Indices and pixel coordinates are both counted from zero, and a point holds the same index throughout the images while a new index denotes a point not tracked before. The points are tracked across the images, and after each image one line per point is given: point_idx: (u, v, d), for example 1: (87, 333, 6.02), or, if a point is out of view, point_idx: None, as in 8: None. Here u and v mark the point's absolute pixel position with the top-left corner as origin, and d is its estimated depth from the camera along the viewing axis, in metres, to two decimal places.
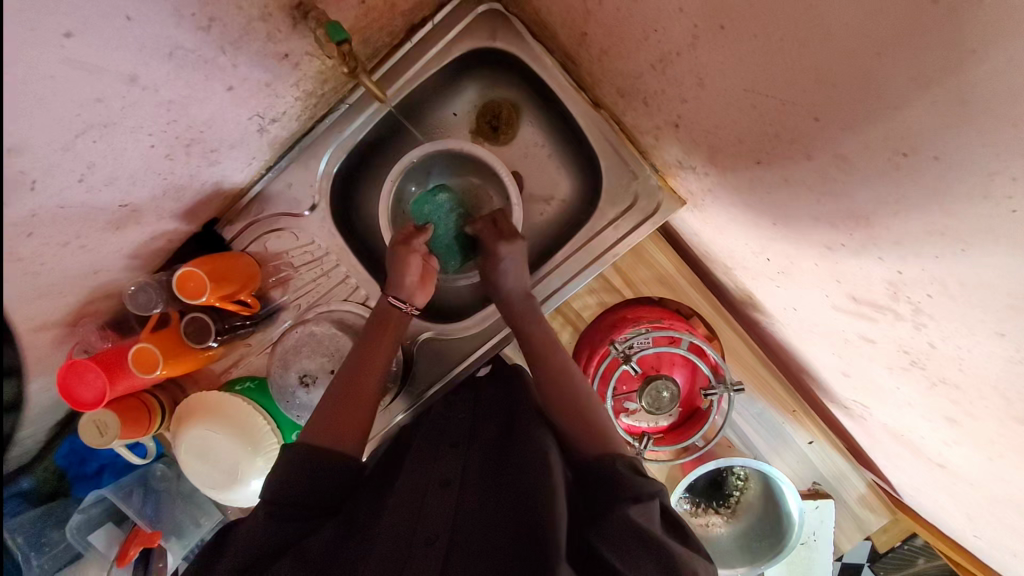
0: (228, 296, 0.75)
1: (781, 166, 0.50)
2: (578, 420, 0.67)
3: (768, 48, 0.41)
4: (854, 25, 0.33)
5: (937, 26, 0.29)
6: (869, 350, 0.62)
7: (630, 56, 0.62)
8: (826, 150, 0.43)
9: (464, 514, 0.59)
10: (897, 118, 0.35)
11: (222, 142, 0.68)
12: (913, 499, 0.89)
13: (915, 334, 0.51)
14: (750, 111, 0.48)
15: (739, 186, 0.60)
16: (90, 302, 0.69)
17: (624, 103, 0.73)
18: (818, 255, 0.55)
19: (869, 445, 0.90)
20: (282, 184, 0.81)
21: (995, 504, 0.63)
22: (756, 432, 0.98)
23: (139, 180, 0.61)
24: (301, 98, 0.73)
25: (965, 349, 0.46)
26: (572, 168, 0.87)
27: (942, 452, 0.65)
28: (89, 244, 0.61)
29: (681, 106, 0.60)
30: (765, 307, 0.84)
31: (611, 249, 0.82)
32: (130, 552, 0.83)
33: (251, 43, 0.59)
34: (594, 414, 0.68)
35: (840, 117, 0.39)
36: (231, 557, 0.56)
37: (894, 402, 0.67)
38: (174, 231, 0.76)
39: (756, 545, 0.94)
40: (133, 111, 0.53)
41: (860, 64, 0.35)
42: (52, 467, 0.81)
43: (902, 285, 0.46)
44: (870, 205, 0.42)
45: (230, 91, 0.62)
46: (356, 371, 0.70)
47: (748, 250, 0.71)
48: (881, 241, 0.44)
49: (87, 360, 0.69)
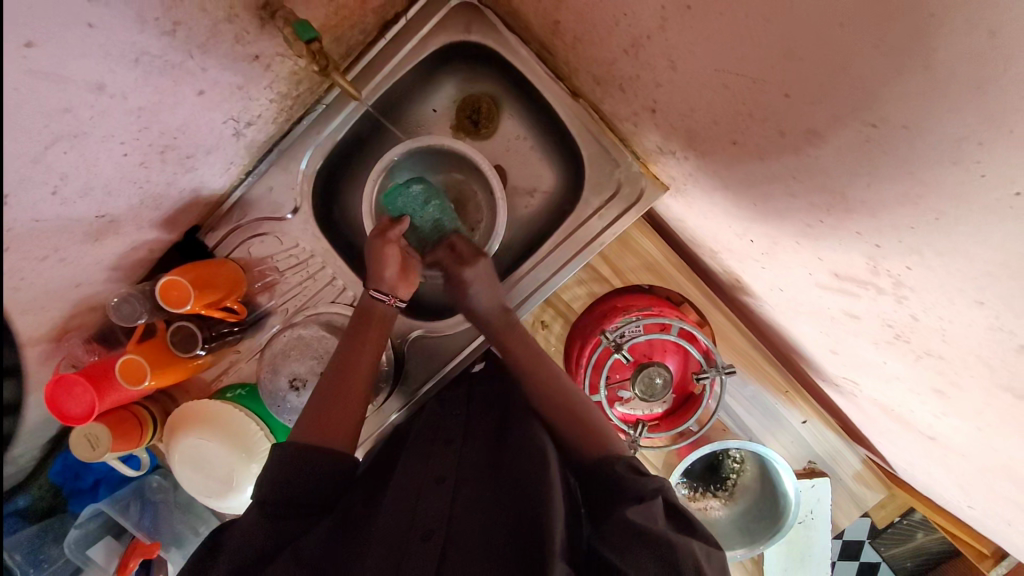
0: (213, 303, 0.74)
1: (756, 145, 0.50)
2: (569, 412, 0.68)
3: (735, 25, 0.41)
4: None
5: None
6: (854, 326, 0.63)
7: (603, 43, 0.62)
8: (796, 127, 0.43)
9: (459, 511, 0.59)
10: (863, 89, 0.35)
11: (198, 148, 0.67)
12: (907, 473, 0.90)
13: (897, 307, 0.51)
14: (721, 90, 0.48)
15: (717, 169, 0.60)
16: (74, 316, 0.69)
17: (601, 91, 0.73)
18: (798, 234, 0.55)
19: (861, 422, 0.91)
20: (263, 188, 0.81)
21: (987, 474, 0.63)
22: (750, 413, 0.99)
23: (114, 190, 0.60)
24: (276, 100, 0.72)
25: (947, 319, 0.46)
26: (554, 159, 0.87)
27: (932, 425, 0.65)
28: (68, 257, 0.61)
29: (656, 91, 0.60)
30: (752, 289, 0.85)
31: (597, 239, 0.81)
32: (130, 564, 0.82)
33: (220, 45, 0.58)
34: (582, 408, 0.68)
35: (808, 92, 0.39)
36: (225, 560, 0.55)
37: (882, 377, 0.68)
38: (155, 240, 0.75)
39: (756, 525, 0.94)
40: (102, 120, 0.52)
41: (826, 36, 0.34)
42: (48, 485, 0.81)
43: (880, 260, 0.46)
44: (844, 180, 0.42)
45: (201, 96, 0.61)
46: (345, 371, 0.70)
47: (732, 233, 0.71)
48: (858, 216, 0.44)
49: (73, 374, 0.68)
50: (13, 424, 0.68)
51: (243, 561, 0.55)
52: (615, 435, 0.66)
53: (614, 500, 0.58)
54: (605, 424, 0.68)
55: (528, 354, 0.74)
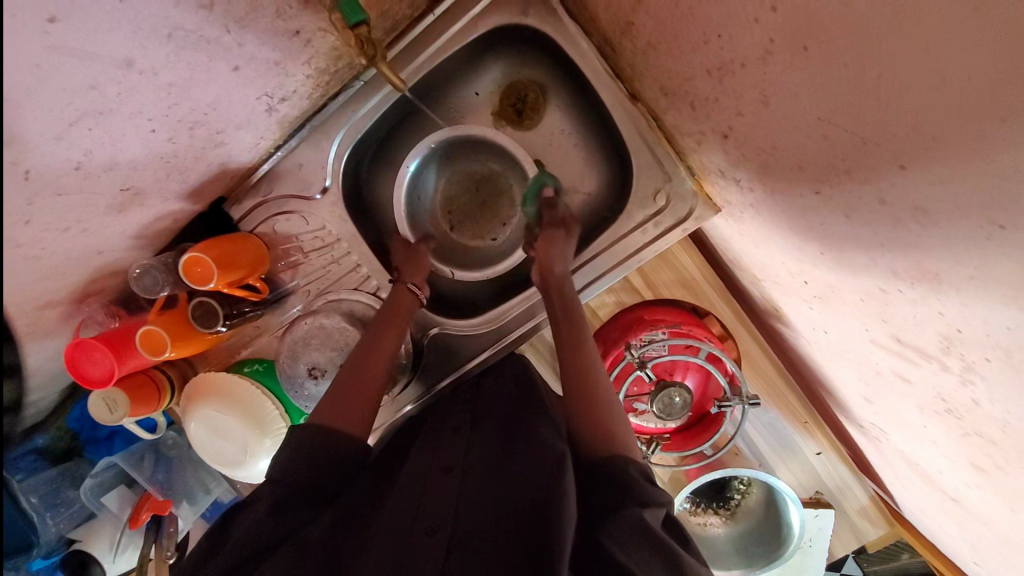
0: (236, 282, 0.72)
1: (844, 201, 0.44)
2: (583, 395, 0.63)
3: (857, 84, 0.35)
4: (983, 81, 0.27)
5: None
6: (901, 387, 0.59)
7: (683, 56, 0.55)
8: (903, 199, 0.38)
9: (466, 508, 0.55)
10: (1005, 188, 0.29)
11: (228, 123, 0.63)
12: (917, 517, 0.89)
13: (959, 387, 0.48)
14: (821, 141, 0.42)
15: (787, 208, 0.55)
16: (97, 280, 0.68)
17: (666, 102, 0.66)
18: (864, 292, 0.51)
19: (880, 464, 0.89)
20: (293, 164, 0.76)
21: (1008, 548, 0.61)
22: (764, 439, 0.97)
23: (139, 165, 0.57)
24: (313, 76, 0.67)
25: (1014, 415, 0.43)
26: (599, 162, 0.81)
27: (960, 491, 0.63)
28: (91, 228, 0.58)
29: (735, 118, 0.53)
30: (792, 322, 0.81)
31: (635, 254, 0.76)
32: (140, 517, 0.85)
33: (259, 19, 0.53)
34: (598, 394, 0.63)
35: (934, 171, 0.33)
36: (234, 546, 0.53)
37: (917, 436, 0.65)
38: (180, 211, 0.72)
39: (754, 548, 0.95)
40: (130, 97, 0.48)
41: (972, 120, 0.29)
42: (65, 428, 0.82)
43: (956, 342, 0.43)
44: (943, 263, 0.37)
45: (235, 72, 0.56)
46: (369, 352, 0.69)
47: (784, 268, 0.67)
48: (944, 297, 0.40)
49: (94, 339, 0.68)
50: (12, 388, 0.65)
51: (249, 545, 0.53)
52: (629, 433, 0.60)
53: (617, 498, 0.52)
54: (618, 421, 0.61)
55: (564, 330, 0.69)
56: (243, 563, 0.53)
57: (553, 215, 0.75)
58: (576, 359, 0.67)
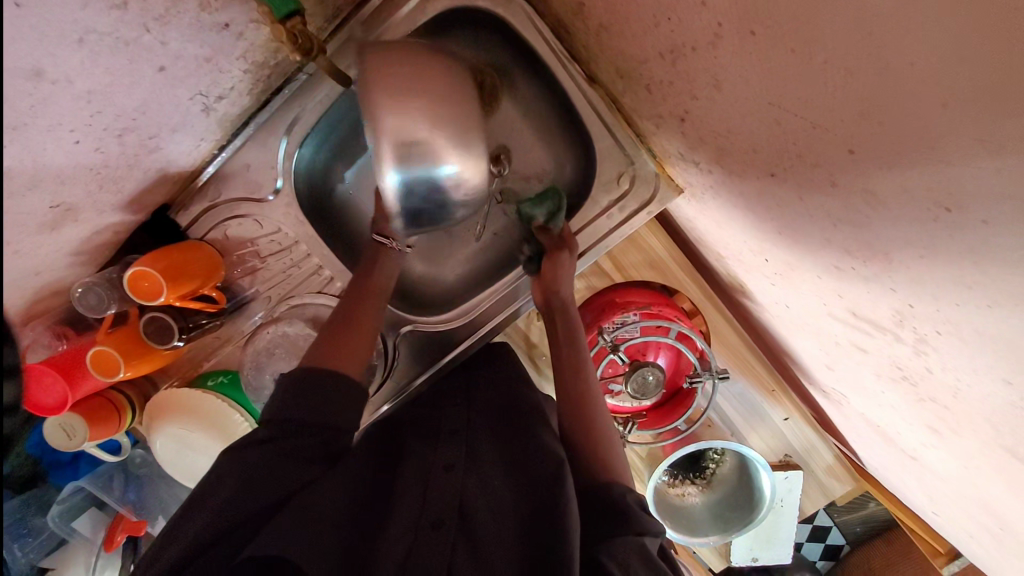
0: (189, 294, 0.69)
1: (797, 184, 0.45)
2: (576, 408, 0.63)
3: (805, 69, 0.34)
4: (918, 67, 0.27)
5: (994, 87, 0.24)
6: (860, 356, 0.61)
7: (635, 39, 0.54)
8: (854, 183, 0.38)
9: (469, 498, 0.59)
10: (946, 172, 0.30)
11: (162, 127, 0.59)
12: (880, 471, 0.93)
13: (913, 357, 0.49)
14: (772, 125, 0.42)
15: (745, 191, 0.55)
16: (36, 302, 0.64)
17: (623, 84, 0.65)
18: (823, 271, 0.52)
19: (843, 424, 0.93)
20: (240, 165, 0.72)
21: (962, 498, 0.66)
22: (735, 409, 1.00)
23: (69, 180, 0.53)
24: (251, 70, 0.63)
25: (965, 382, 0.44)
26: (563, 146, 0.79)
27: (917, 449, 0.66)
28: (21, 249, 0.54)
29: (689, 102, 0.53)
30: (756, 297, 0.82)
31: (604, 240, 0.76)
32: (116, 538, 0.84)
33: (183, 14, 0.49)
34: (592, 410, 0.63)
35: (877, 156, 0.34)
36: (210, 513, 0.49)
37: (878, 401, 0.67)
38: (120, 222, 0.67)
39: (729, 514, 0.99)
40: (46, 108, 0.45)
41: (914, 106, 0.29)
42: (26, 454, 0.77)
43: (908, 316, 0.44)
44: (892, 243, 0.38)
45: (162, 72, 0.52)
46: (350, 312, 0.64)
47: (746, 247, 0.67)
48: (894, 274, 0.41)
49: (41, 365, 0.65)
50: None
51: (242, 508, 0.50)
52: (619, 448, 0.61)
53: (612, 527, 0.51)
54: (609, 441, 0.61)
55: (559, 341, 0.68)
56: (235, 529, 0.50)
57: (552, 238, 0.72)
58: (574, 379, 0.65)
